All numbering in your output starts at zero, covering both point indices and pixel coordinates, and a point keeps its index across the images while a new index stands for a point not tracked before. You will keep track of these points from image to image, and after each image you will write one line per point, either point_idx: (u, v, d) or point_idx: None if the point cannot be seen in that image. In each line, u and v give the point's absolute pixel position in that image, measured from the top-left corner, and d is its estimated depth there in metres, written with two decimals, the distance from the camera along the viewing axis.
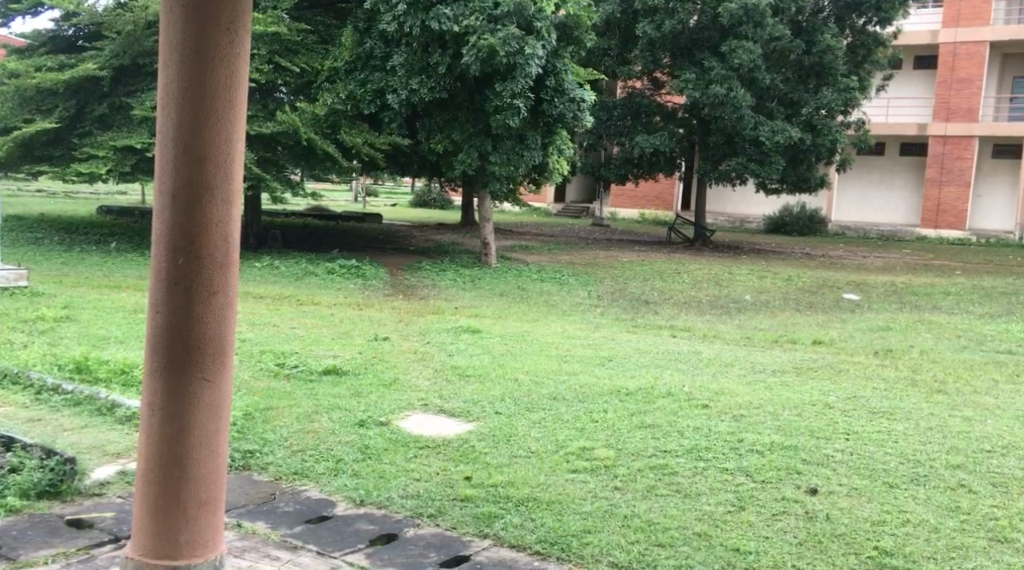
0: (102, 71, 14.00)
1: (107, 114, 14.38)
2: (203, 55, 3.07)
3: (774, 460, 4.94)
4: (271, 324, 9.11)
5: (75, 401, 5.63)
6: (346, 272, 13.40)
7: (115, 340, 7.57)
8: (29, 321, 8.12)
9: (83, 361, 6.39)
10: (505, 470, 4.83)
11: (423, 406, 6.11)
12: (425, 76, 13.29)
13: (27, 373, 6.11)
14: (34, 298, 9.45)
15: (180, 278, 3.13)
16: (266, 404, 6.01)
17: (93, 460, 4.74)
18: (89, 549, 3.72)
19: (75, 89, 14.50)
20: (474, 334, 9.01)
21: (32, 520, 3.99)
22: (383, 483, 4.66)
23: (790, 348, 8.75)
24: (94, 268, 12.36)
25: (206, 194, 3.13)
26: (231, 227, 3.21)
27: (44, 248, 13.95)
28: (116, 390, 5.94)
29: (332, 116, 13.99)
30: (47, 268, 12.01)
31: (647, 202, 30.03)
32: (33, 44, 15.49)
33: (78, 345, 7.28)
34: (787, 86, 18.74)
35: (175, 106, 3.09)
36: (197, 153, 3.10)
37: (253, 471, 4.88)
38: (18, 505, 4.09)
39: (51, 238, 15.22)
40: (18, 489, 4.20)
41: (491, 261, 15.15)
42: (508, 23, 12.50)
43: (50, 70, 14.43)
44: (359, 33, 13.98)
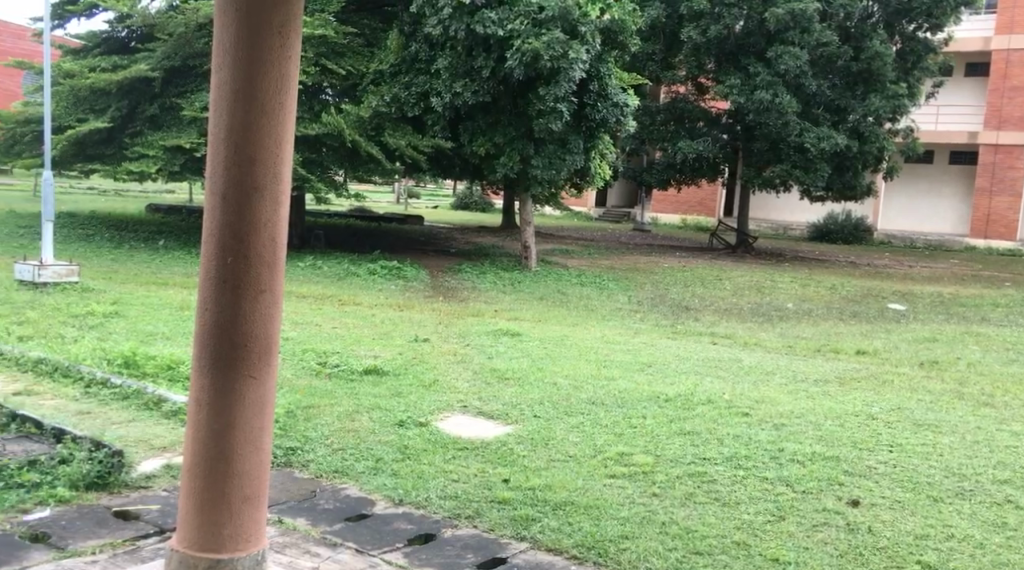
0: (154, 72, 14.28)
1: (159, 115, 14.69)
2: (256, 57, 3.13)
3: (816, 470, 4.90)
4: (312, 323, 9.23)
5: (124, 395, 5.76)
6: (386, 273, 13.50)
7: (163, 336, 7.72)
8: (80, 316, 8.32)
9: (131, 356, 6.54)
10: (542, 473, 4.84)
11: (461, 408, 6.15)
12: (469, 80, 13.33)
13: (78, 366, 6.26)
14: (86, 293, 9.67)
15: (229, 276, 3.19)
16: (306, 401, 6.11)
17: (141, 453, 4.85)
18: (136, 540, 3.80)
19: (128, 90, 14.78)
20: (513, 337, 9.03)
21: (81, 511, 4.09)
22: (422, 483, 4.70)
23: (833, 357, 8.66)
24: (142, 265, 12.61)
25: (257, 195, 3.19)
26: (279, 227, 3.26)
27: (95, 244, 14.29)
28: (163, 385, 6.06)
29: (376, 118, 14.18)
30: (98, 264, 12.28)
31: (689, 208, 29.91)
32: (89, 46, 15.85)
33: (126, 340, 7.43)
34: (834, 93, 18.44)
35: (228, 107, 3.15)
36: (248, 155, 3.16)
37: (294, 468, 4.95)
38: (68, 495, 4.19)
39: (102, 235, 15.55)
40: (68, 480, 4.31)
41: (530, 264, 15.14)
42: (553, 28, 12.54)
43: (105, 71, 14.70)
44: (405, 36, 14.11)
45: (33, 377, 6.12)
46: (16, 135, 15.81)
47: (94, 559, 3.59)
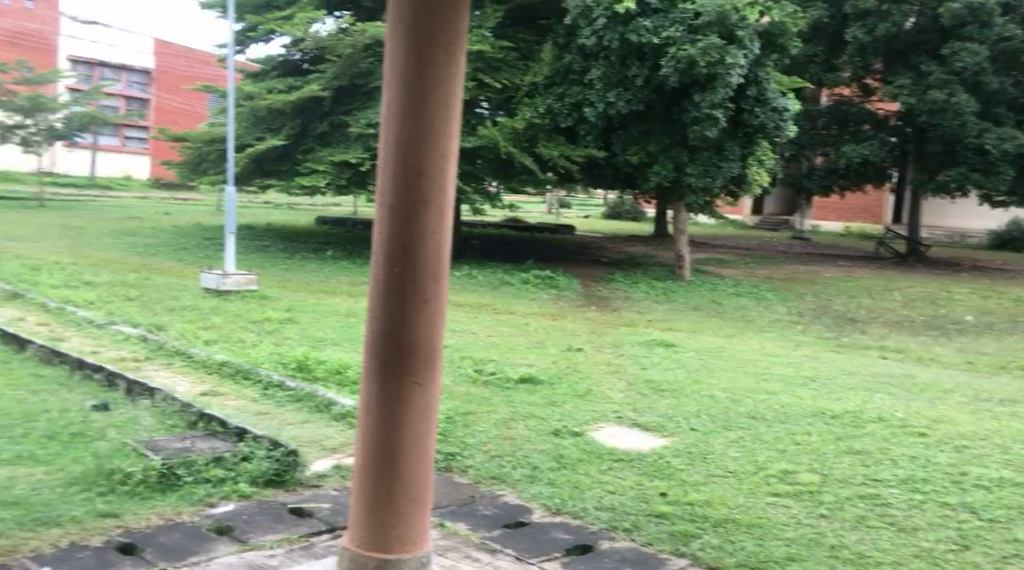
0: (324, 91, 15.02)
1: (328, 132, 15.48)
2: (423, 72, 3.23)
3: (1003, 497, 4.55)
4: (469, 331, 9.42)
5: (297, 397, 6.07)
6: (539, 282, 13.62)
7: (332, 342, 8.09)
8: (257, 322, 8.85)
9: (303, 361, 6.90)
10: (702, 489, 4.74)
11: (617, 419, 6.10)
12: (623, 89, 13.31)
13: (256, 369, 6.65)
14: (264, 301, 10.28)
15: (397, 285, 3.30)
16: (465, 408, 6.23)
17: (313, 453, 5.09)
18: (310, 537, 3.99)
19: (300, 109, 15.61)
20: (669, 348, 8.89)
21: (261, 505, 4.33)
22: (579, 494, 4.69)
23: (1020, 376, 8.03)
24: (311, 274, 13.27)
25: (423, 207, 3.29)
26: (444, 238, 3.35)
27: (270, 254, 15.17)
28: (333, 388, 6.35)
29: (530, 130, 14.35)
30: (272, 273, 13.02)
31: (854, 215, 28.72)
32: (265, 68, 16.87)
33: (299, 345, 7.83)
34: (1018, 90, 17.25)
35: (398, 122, 3.27)
36: (416, 168, 3.26)
37: (454, 473, 5.05)
38: (249, 491, 4.45)
39: (275, 246, 16.49)
40: (250, 476, 4.59)
41: (684, 274, 14.87)
42: (709, 34, 12.31)
43: (281, 92, 15.58)
44: (560, 48, 14.28)
45: (216, 378, 6.54)
46: (201, 154, 17.02)
47: (272, 553, 3.79)
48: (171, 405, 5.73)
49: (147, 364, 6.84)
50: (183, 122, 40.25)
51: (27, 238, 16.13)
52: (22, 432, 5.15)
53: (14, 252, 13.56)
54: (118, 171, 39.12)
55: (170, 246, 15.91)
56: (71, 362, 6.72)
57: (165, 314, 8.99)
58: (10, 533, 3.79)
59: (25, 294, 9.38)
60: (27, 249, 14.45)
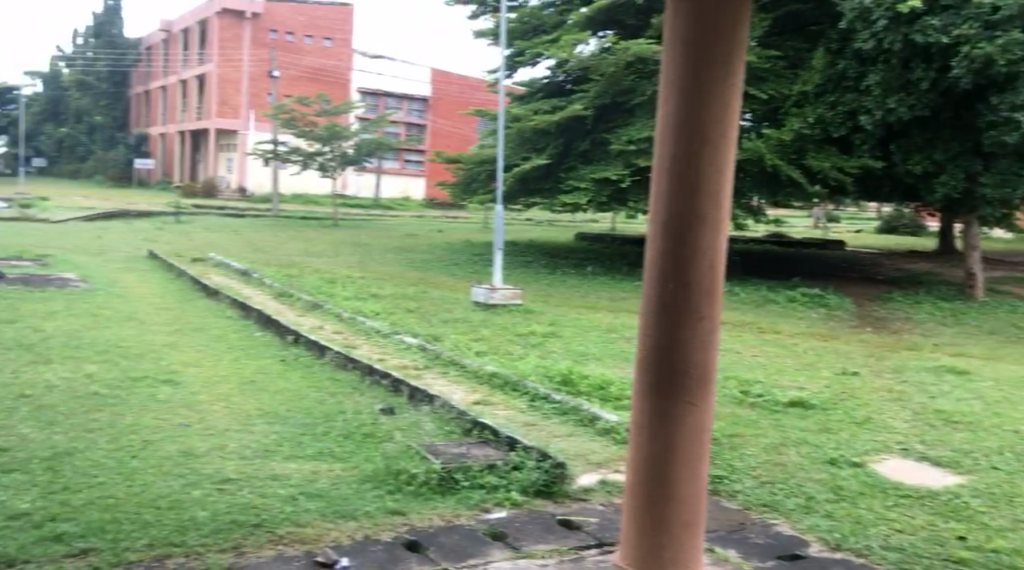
0: (587, 110, 15.30)
1: (590, 149, 15.83)
2: (699, 85, 3.15)
3: None
4: (734, 351, 9.13)
5: (564, 411, 6.18)
6: (809, 300, 12.96)
7: (595, 357, 8.17)
8: (523, 335, 9.15)
9: (568, 376, 7.02)
10: (1009, 535, 4.25)
11: (902, 451, 5.63)
12: (905, 94, 12.27)
13: (524, 382, 6.84)
14: (529, 315, 10.62)
15: (670, 303, 3.25)
16: (732, 430, 6.04)
17: (580, 466, 5.15)
18: (579, 550, 4.03)
19: (565, 129, 16.01)
20: (960, 375, 8.09)
21: (531, 515, 4.44)
22: (862, 530, 4.37)
23: None
24: (574, 289, 13.54)
25: (698, 223, 3.21)
26: (719, 254, 3.26)
27: (535, 270, 15.67)
28: (597, 403, 6.40)
29: (799, 141, 13.72)
30: (537, 288, 13.43)
31: None
32: (531, 91, 17.48)
33: (564, 359, 7.99)
34: None
35: (672, 137, 3.22)
36: (690, 184, 3.20)
37: (723, 497, 4.88)
38: (520, 500, 4.59)
39: (540, 261, 17.00)
40: (521, 485, 4.73)
41: (977, 294, 13.47)
42: (1010, 29, 11.20)
43: (547, 113, 16.04)
44: (832, 54, 13.57)
45: (488, 389, 6.81)
46: (472, 174, 17.91)
47: (544, 563, 3.87)
48: (448, 412, 6.05)
49: (426, 373, 7.28)
50: (456, 144, 42.37)
51: (323, 254, 17.84)
52: (321, 430, 5.66)
53: (312, 267, 15.05)
54: (398, 189, 41.76)
55: (444, 261, 16.91)
56: (362, 368, 7.32)
57: (440, 325, 9.54)
58: (315, 522, 4.19)
59: (322, 305, 10.35)
60: (323, 264, 15.98)
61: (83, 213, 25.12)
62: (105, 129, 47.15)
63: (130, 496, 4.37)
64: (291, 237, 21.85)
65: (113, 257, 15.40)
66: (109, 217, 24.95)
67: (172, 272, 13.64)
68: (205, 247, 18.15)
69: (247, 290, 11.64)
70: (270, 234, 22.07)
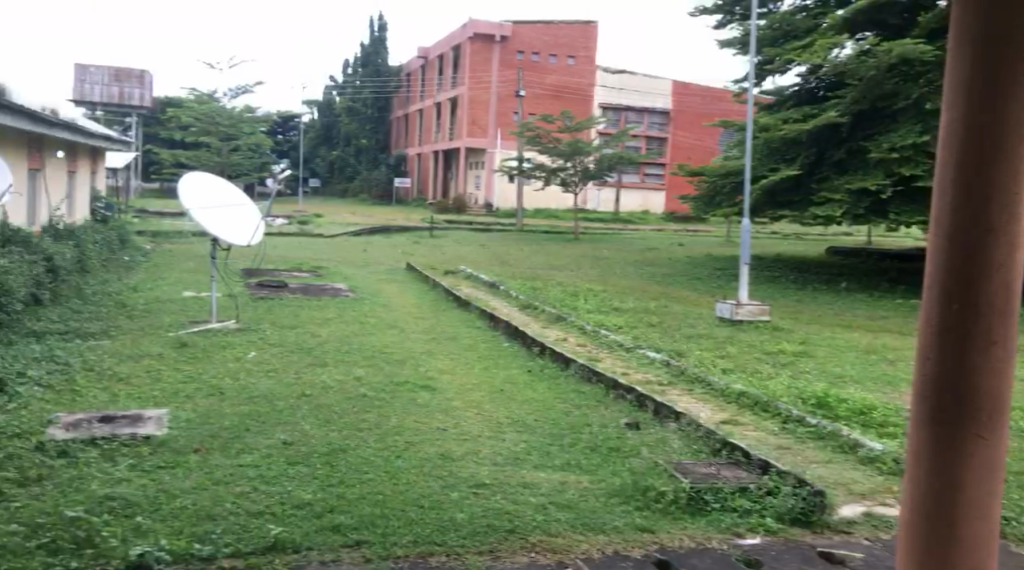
0: (843, 117, 14.51)
1: (845, 159, 15.10)
2: (994, 75, 2.77)
3: None
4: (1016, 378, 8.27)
5: (820, 435, 5.87)
6: None
7: (853, 379, 7.69)
8: (772, 354, 8.80)
9: (824, 398, 6.68)
10: None
11: None
12: None
13: (776, 403, 6.55)
14: (777, 332, 10.20)
15: (955, 323, 2.87)
16: (1019, 467, 5.45)
17: (841, 496, 4.87)
18: None
19: (817, 138, 15.28)
20: None
21: (789, 544, 4.27)
22: None
23: None
24: (827, 306, 12.86)
25: (991, 232, 2.81)
26: (1015, 267, 2.85)
27: (783, 286, 15.06)
28: (857, 429, 6.03)
29: None
30: (786, 305, 12.90)
31: None
32: (781, 99, 16.80)
33: (818, 380, 7.59)
34: None
35: (960, 136, 2.84)
36: (982, 188, 2.81)
37: (1012, 541, 4.39)
38: (775, 527, 4.41)
39: (788, 277, 16.32)
40: (775, 512, 4.56)
41: None
42: None
43: (797, 121, 15.37)
44: None
45: (736, 409, 6.61)
46: (716, 187, 17.48)
47: None
48: (696, 430, 5.94)
49: (671, 389, 7.19)
50: (698, 156, 42.07)
51: (566, 267, 18.18)
52: (569, 442, 5.76)
53: (556, 280, 15.39)
54: (639, 203, 41.68)
55: (687, 276, 16.67)
56: (606, 382, 7.35)
57: (685, 341, 9.39)
58: (566, 533, 4.27)
59: (566, 317, 10.53)
60: (566, 277, 16.28)
61: (349, 228, 27.31)
62: (368, 150, 51.01)
63: (395, 493, 4.66)
64: (535, 250, 22.46)
65: (376, 269, 16.60)
66: (372, 232, 26.93)
67: (427, 283, 14.47)
68: (456, 259, 19.09)
69: (495, 302, 12.10)
70: (516, 248, 22.83)
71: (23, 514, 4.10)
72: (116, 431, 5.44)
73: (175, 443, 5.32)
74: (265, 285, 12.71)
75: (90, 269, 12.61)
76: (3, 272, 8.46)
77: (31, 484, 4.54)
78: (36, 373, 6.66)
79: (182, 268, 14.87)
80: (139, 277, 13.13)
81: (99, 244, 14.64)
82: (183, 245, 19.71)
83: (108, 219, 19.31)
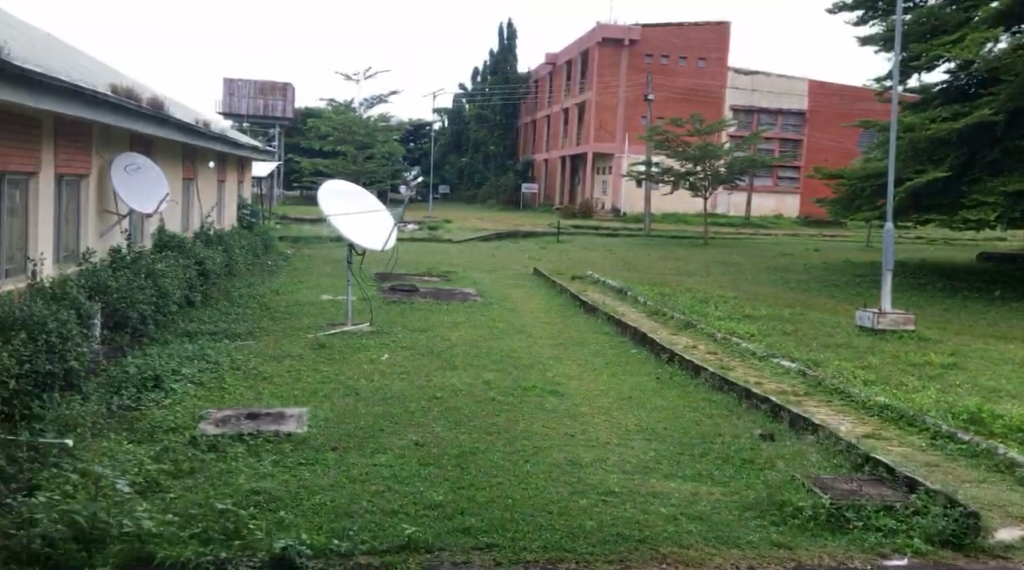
0: (996, 115, 13.67)
1: (1001, 159, 14.32)
2: None
3: None
4: None
5: (973, 453, 5.53)
6: None
7: (1008, 394, 7.22)
8: (918, 365, 8.38)
9: (977, 414, 6.30)
10: None
11: None
12: None
13: (922, 417, 6.22)
14: (923, 342, 9.70)
15: None
16: None
17: (997, 518, 4.57)
18: None
19: (968, 138, 14.43)
20: None
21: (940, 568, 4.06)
22: None
23: None
24: (978, 316, 12.14)
25: None
26: None
27: (929, 293, 14.32)
28: (1015, 447, 5.64)
29: None
30: (933, 313, 12.27)
31: None
32: (928, 98, 15.97)
33: (970, 394, 7.16)
34: None
35: None
36: None
37: None
38: (924, 549, 4.21)
39: (935, 284, 15.50)
40: (923, 532, 4.35)
41: None
42: None
43: (946, 120, 14.57)
44: None
45: (878, 422, 6.31)
46: (855, 190, 16.76)
47: None
48: (835, 444, 5.70)
49: (808, 400, 6.94)
50: (835, 159, 40.72)
51: (695, 273, 17.88)
52: (700, 452, 5.64)
53: (686, 286, 15.14)
54: (771, 207, 40.49)
55: (824, 282, 16.08)
56: (738, 391, 7.16)
57: (822, 350, 9.04)
58: (699, 545, 4.19)
59: (696, 324, 10.33)
60: (696, 283, 15.99)
61: (479, 234, 27.72)
62: (497, 157, 51.65)
63: (526, 498, 4.69)
64: (664, 256, 22.16)
65: (505, 274, 16.77)
66: (501, 237, 27.23)
67: (555, 288, 14.51)
68: (584, 265, 19.09)
69: (623, 307, 12.03)
70: (644, 253, 22.59)
71: (177, 504, 4.34)
72: (261, 427, 5.70)
73: (314, 441, 5.52)
74: (397, 289, 13.05)
75: (238, 273, 13.30)
76: (160, 275, 9.01)
77: (185, 476, 4.80)
78: (189, 371, 7.04)
79: (321, 272, 15.46)
80: (281, 281, 13.73)
81: (245, 249, 15.40)
82: (322, 250, 20.49)
83: (253, 226, 20.30)
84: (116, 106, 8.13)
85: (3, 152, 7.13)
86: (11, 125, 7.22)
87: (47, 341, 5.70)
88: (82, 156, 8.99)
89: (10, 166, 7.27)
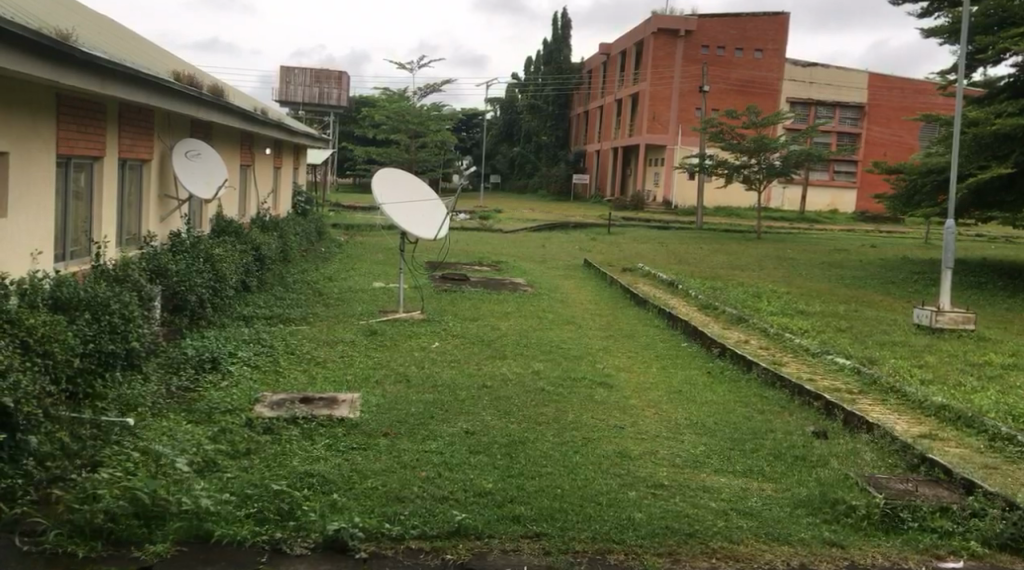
0: None
1: None
2: None
3: None
4: None
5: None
6: None
7: None
8: (978, 365, 8.22)
9: None
10: None
11: None
12: None
13: (980, 418, 6.06)
14: (983, 342, 9.49)
15: None
16: None
17: None
18: None
19: None
20: None
21: None
22: None
23: None
24: None
25: None
26: None
27: (989, 292, 13.99)
28: None
29: None
30: (993, 313, 11.99)
31: None
32: (995, 91, 15.53)
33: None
34: None
35: None
36: None
37: None
38: (981, 551, 4.16)
39: (995, 282, 15.12)
40: (980, 534, 4.28)
41: None
42: None
43: (1012, 115, 14.10)
44: None
45: (935, 423, 6.18)
46: (915, 185, 16.37)
47: None
48: (890, 443, 5.61)
49: (862, 398, 6.84)
50: (894, 152, 39.91)
51: (748, 267, 17.62)
52: (752, 447, 5.58)
53: (739, 280, 14.98)
54: (827, 200, 39.82)
55: (881, 279, 15.79)
56: (791, 388, 7.06)
57: (877, 348, 8.90)
58: (749, 541, 4.17)
59: (748, 319, 10.20)
60: (748, 277, 15.81)
61: (530, 225, 27.64)
62: (548, 147, 51.50)
63: (574, 488, 4.69)
64: (717, 250, 21.92)
65: (556, 265, 16.75)
66: (551, 228, 27.13)
67: (606, 279, 14.44)
68: (635, 257, 18.97)
69: (674, 301, 11.95)
70: (695, 247, 22.41)
71: (235, 483, 4.45)
72: (315, 411, 5.79)
73: (367, 426, 5.60)
74: (449, 278, 13.14)
75: (292, 258, 13.52)
76: (218, 260, 9.17)
77: (241, 457, 4.91)
78: (246, 355, 7.18)
79: (374, 259, 15.61)
80: (336, 267, 13.93)
81: (299, 235, 15.60)
82: (375, 238, 20.63)
83: (307, 213, 20.52)
84: (178, 93, 8.29)
85: (70, 137, 7.32)
86: (76, 113, 7.39)
87: (110, 322, 5.87)
88: (145, 142, 9.18)
89: (77, 150, 7.47)
